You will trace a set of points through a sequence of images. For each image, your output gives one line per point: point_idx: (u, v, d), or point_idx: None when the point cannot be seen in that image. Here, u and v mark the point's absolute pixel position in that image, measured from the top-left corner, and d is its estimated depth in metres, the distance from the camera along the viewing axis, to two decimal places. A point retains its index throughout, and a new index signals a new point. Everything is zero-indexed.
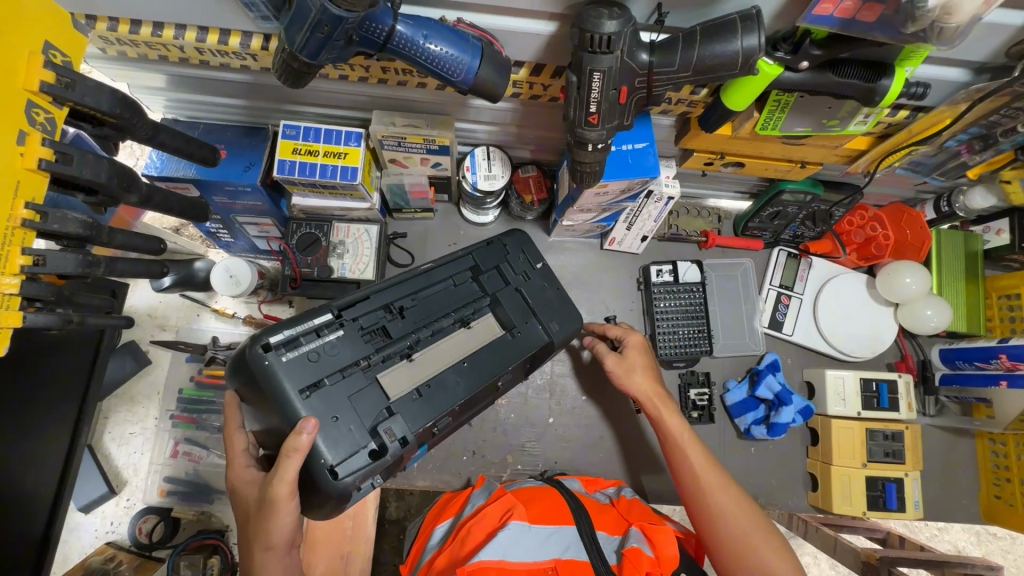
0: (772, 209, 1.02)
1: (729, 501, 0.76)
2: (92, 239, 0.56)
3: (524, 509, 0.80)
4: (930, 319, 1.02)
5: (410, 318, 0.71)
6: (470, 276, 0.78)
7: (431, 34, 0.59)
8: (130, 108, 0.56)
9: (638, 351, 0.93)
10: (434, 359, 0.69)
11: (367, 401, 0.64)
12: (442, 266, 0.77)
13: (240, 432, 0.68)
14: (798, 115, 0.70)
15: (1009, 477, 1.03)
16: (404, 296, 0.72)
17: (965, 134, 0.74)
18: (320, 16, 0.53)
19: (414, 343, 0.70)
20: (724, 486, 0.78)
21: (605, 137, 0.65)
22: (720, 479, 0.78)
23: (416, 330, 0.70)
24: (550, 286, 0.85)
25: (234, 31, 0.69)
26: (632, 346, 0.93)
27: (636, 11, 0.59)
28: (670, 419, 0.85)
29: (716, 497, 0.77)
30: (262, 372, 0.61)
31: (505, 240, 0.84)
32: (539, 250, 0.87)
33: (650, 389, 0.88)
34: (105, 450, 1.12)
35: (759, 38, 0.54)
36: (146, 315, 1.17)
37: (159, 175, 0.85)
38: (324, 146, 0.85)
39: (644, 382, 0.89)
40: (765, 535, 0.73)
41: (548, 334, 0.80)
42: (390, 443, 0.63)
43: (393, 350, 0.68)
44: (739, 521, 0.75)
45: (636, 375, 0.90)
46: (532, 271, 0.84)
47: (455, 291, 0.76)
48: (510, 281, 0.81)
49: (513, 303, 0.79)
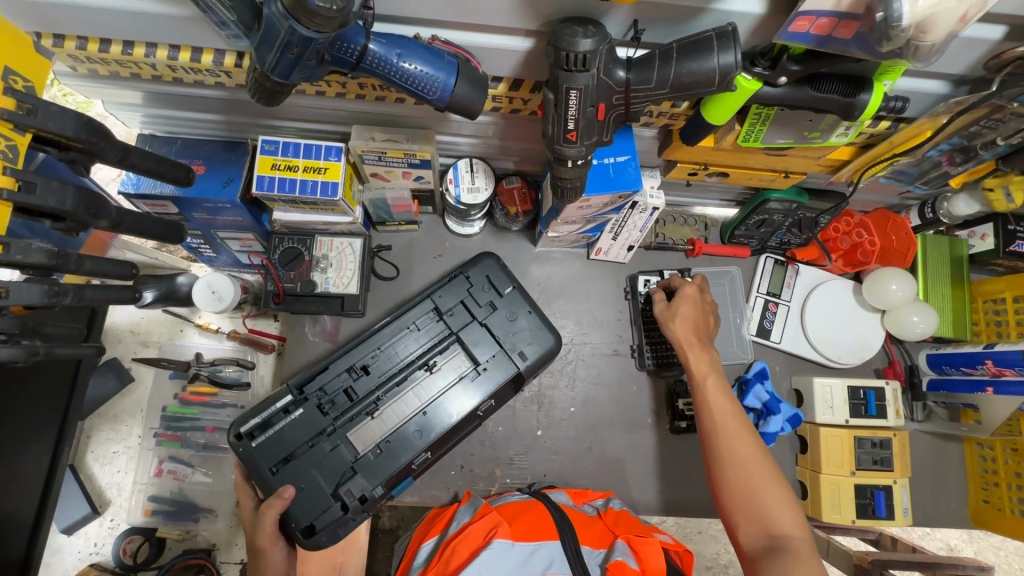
0: (757, 217, 1.02)
1: (745, 450, 0.78)
2: (59, 268, 0.54)
3: (507, 527, 0.79)
4: (917, 325, 1.02)
5: (368, 380, 0.88)
6: (433, 319, 0.92)
7: (405, 53, 0.58)
8: (95, 132, 0.55)
9: (689, 303, 0.95)
10: (389, 418, 0.85)
11: (334, 464, 0.83)
12: (398, 319, 0.90)
13: (245, 483, 0.85)
14: (780, 128, 0.70)
15: (997, 481, 1.03)
16: (363, 358, 0.88)
17: (947, 145, 0.74)
18: (288, 37, 0.52)
19: (375, 401, 0.87)
20: (742, 432, 0.79)
21: (585, 153, 0.64)
22: (741, 424, 0.81)
23: (375, 390, 0.87)
24: (524, 306, 0.95)
25: (206, 48, 0.68)
26: (684, 296, 0.95)
27: (612, 28, 0.58)
28: (699, 362, 0.87)
29: (731, 442, 0.79)
30: (244, 452, 0.83)
31: (467, 272, 0.95)
32: (511, 273, 0.97)
33: (686, 336, 0.91)
34: (88, 469, 1.11)
35: (735, 55, 0.54)
36: (128, 332, 1.15)
37: (136, 192, 0.83)
38: (304, 162, 0.84)
39: (681, 329, 0.92)
40: (773, 487, 0.75)
41: (517, 364, 0.91)
42: (351, 500, 0.82)
43: (356, 410, 0.86)
44: (750, 469, 0.76)
45: (676, 323, 0.93)
46: (499, 299, 0.94)
47: (414, 344, 0.90)
48: (475, 314, 0.93)
49: (477, 338, 0.92)
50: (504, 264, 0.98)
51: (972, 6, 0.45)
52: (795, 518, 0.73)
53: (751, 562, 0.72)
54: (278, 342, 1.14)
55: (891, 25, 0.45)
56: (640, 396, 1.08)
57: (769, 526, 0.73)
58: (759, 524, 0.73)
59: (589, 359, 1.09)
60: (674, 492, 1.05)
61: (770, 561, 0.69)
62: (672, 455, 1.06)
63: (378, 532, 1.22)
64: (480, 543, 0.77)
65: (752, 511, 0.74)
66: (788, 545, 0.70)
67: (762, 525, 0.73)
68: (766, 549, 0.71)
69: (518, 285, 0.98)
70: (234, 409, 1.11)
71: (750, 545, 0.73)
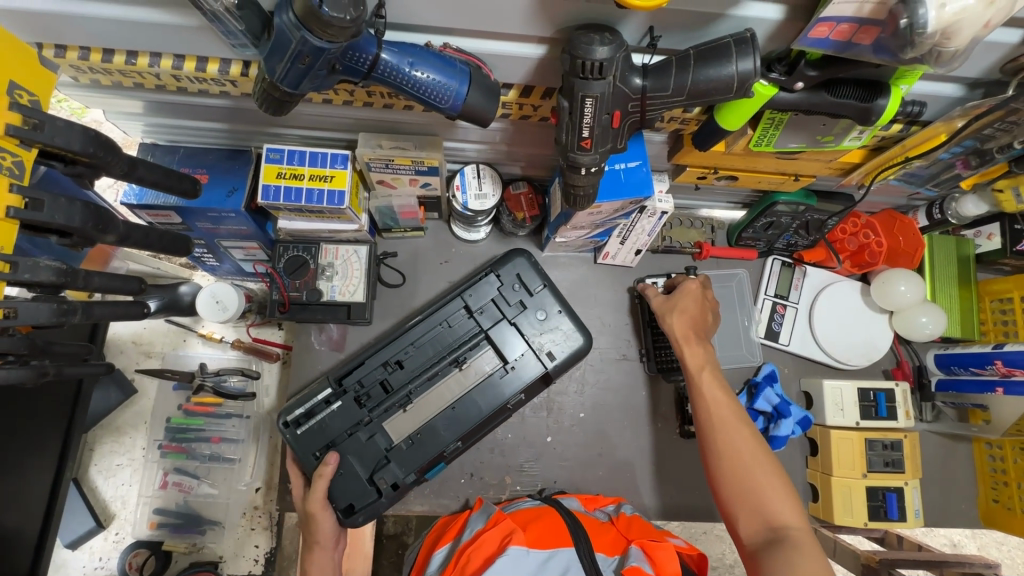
0: (765, 219, 1.01)
1: (742, 441, 0.77)
2: (67, 286, 0.53)
3: (522, 533, 0.79)
4: (926, 326, 1.02)
5: (402, 373, 0.91)
6: (465, 316, 0.93)
7: (417, 61, 0.57)
8: (103, 147, 0.53)
9: (690, 298, 0.94)
10: (421, 412, 0.89)
11: (370, 452, 0.88)
12: (432, 315, 0.93)
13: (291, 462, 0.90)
14: (793, 132, 0.69)
15: (1006, 480, 1.03)
16: (397, 352, 0.91)
17: (961, 148, 0.74)
18: (300, 48, 0.51)
19: (408, 394, 0.89)
20: (738, 423, 0.79)
21: (598, 161, 0.63)
22: (737, 415, 0.80)
23: (408, 384, 0.90)
24: (554, 305, 0.95)
25: (212, 57, 0.67)
26: (684, 290, 0.96)
27: (627, 34, 0.57)
28: (694, 356, 0.87)
29: (728, 433, 0.78)
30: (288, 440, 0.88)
31: (499, 270, 0.95)
32: (542, 272, 0.96)
33: (681, 329, 0.91)
34: (91, 482, 1.10)
35: (754, 61, 0.53)
36: (130, 342, 1.14)
37: (139, 204, 0.82)
38: (309, 170, 0.83)
39: (678, 323, 0.92)
40: (771, 478, 0.74)
41: (544, 365, 0.93)
42: (384, 487, 0.87)
43: (391, 403, 0.89)
44: (747, 460, 0.76)
45: (673, 317, 0.93)
46: (529, 298, 0.95)
47: (446, 338, 0.92)
48: (506, 313, 0.94)
49: (508, 336, 0.93)
50: (535, 262, 0.97)
51: (997, 13, 0.45)
52: (794, 509, 0.72)
53: (751, 555, 0.71)
54: (282, 350, 1.14)
55: (916, 31, 0.45)
56: (649, 400, 1.07)
57: (769, 518, 0.72)
58: (758, 516, 0.73)
59: (598, 364, 1.08)
60: (686, 497, 1.04)
61: (770, 555, 0.68)
62: (683, 460, 1.06)
63: (383, 537, 1.21)
64: (495, 549, 0.77)
65: (751, 503, 0.73)
66: (788, 536, 0.69)
67: (762, 517, 0.72)
68: (767, 541, 0.70)
69: (549, 283, 0.98)
70: (240, 419, 1.09)
71: (750, 538, 0.72)
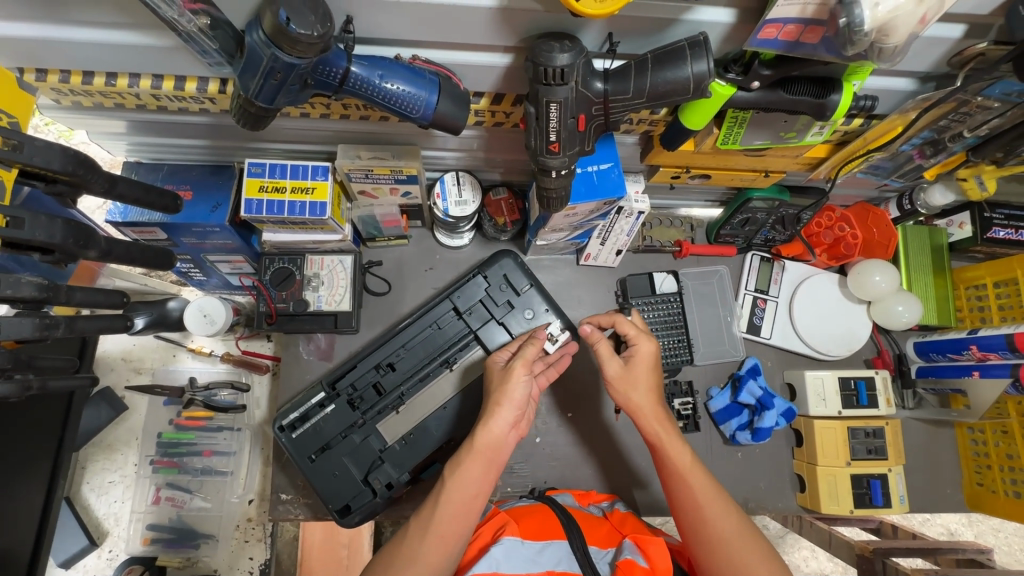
0: (742, 216, 1.03)
1: (731, 530, 0.73)
2: (50, 301, 0.54)
3: (516, 525, 0.79)
4: (902, 315, 1.04)
5: (394, 375, 0.92)
6: (454, 317, 0.95)
7: (387, 74, 0.59)
8: (83, 165, 0.55)
9: (643, 366, 0.85)
10: (415, 413, 0.90)
11: (364, 454, 0.89)
12: (422, 317, 0.94)
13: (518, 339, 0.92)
14: (757, 130, 0.71)
15: (989, 464, 1.05)
16: (389, 355, 0.93)
17: (918, 140, 0.76)
18: (272, 64, 0.53)
19: (401, 394, 0.91)
20: (727, 512, 0.74)
21: (567, 163, 0.65)
22: (722, 501, 0.76)
23: (401, 385, 0.91)
24: (541, 304, 0.96)
25: (190, 76, 0.69)
26: (639, 356, 0.86)
27: (588, 42, 0.59)
28: (670, 439, 0.80)
29: (717, 522, 0.74)
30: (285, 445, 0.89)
31: (486, 271, 0.97)
32: (528, 271, 0.98)
33: (650, 411, 0.82)
34: (83, 501, 1.10)
35: (708, 63, 0.55)
36: (120, 359, 1.15)
37: (124, 221, 0.84)
38: (291, 182, 0.84)
39: (644, 401, 0.83)
40: (766, 567, 0.70)
41: None
42: (379, 487, 0.88)
43: (384, 403, 0.90)
44: (740, 556, 0.71)
45: (636, 394, 0.84)
46: (516, 298, 0.96)
47: (438, 339, 0.94)
48: (494, 313, 0.95)
49: (497, 335, 0.94)
50: (521, 262, 0.98)
51: (930, 8, 0.47)
52: None
53: None
54: (272, 362, 1.15)
55: (854, 29, 0.48)
56: None
57: None
58: None
59: (583, 364, 1.09)
60: None
61: None
62: None
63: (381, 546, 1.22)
64: (488, 540, 0.78)
65: None
66: None
67: None
68: None
69: (535, 282, 0.99)
70: (231, 432, 1.11)
71: None
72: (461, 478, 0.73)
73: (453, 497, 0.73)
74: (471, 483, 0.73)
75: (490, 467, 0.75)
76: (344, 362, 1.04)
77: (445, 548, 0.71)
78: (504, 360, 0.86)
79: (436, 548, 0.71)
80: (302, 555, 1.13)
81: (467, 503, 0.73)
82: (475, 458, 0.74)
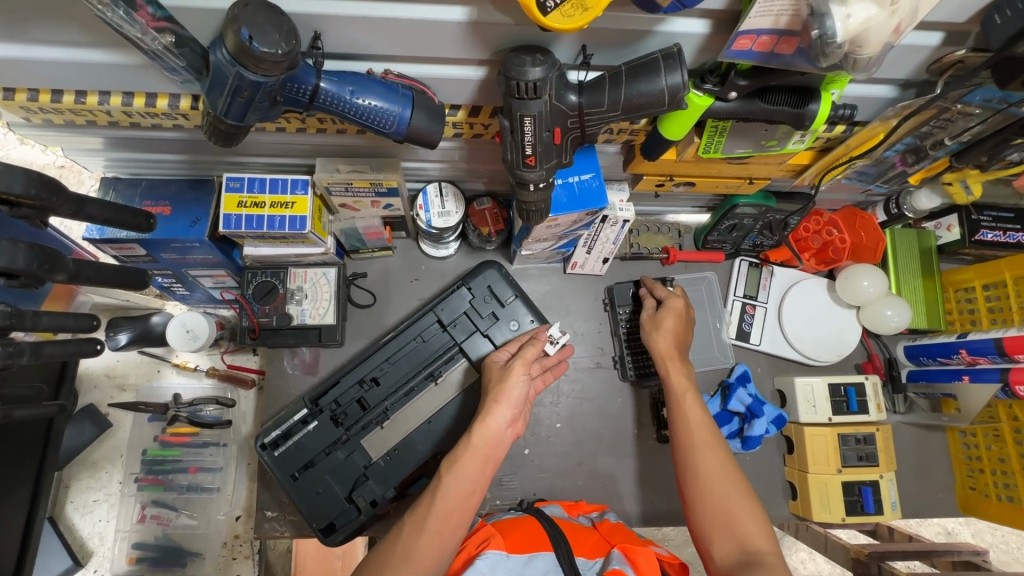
0: (728, 222, 1.02)
1: (715, 458, 0.78)
2: (14, 328, 0.53)
3: (502, 537, 0.78)
4: (892, 319, 1.03)
5: (378, 390, 0.91)
6: (439, 330, 0.94)
7: (359, 89, 0.58)
8: (47, 188, 0.54)
9: (672, 315, 0.96)
10: (399, 428, 0.89)
11: (348, 472, 0.88)
12: (408, 328, 0.93)
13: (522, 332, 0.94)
14: (737, 138, 0.70)
15: (982, 467, 1.04)
16: (374, 369, 0.92)
17: (902, 146, 0.76)
18: (238, 82, 0.52)
19: (385, 408, 0.90)
20: (715, 444, 0.79)
21: (545, 176, 0.64)
22: (715, 434, 0.81)
23: (384, 400, 0.90)
24: (526, 314, 0.95)
25: (161, 93, 0.68)
26: (670, 308, 0.96)
27: (561, 54, 0.58)
28: (676, 376, 0.89)
29: (703, 449, 0.79)
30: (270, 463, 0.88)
31: (470, 283, 0.96)
32: (513, 282, 0.97)
33: (667, 350, 0.92)
34: (67, 520, 1.08)
35: (682, 75, 0.55)
36: (103, 375, 1.13)
37: (101, 238, 0.83)
38: (270, 197, 0.83)
39: (662, 342, 0.93)
40: (743, 495, 0.74)
41: None
42: (363, 505, 0.87)
43: (369, 418, 0.89)
44: (719, 482, 0.76)
45: (659, 335, 0.94)
46: (501, 310, 0.95)
47: (423, 352, 0.93)
48: (479, 324, 0.94)
49: (482, 347, 0.93)
50: (506, 273, 0.97)
51: (903, 18, 0.47)
52: (765, 531, 0.71)
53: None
54: (257, 376, 1.13)
55: (827, 41, 0.47)
56: (625, 408, 1.08)
57: (739, 539, 0.71)
58: (730, 537, 0.71)
59: (572, 374, 1.08)
60: (664, 501, 1.05)
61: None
62: (660, 465, 1.06)
63: None
64: (474, 551, 0.76)
65: (716, 515, 0.74)
66: (757, 558, 0.68)
67: (735, 538, 0.71)
68: (735, 561, 0.69)
69: (520, 293, 0.98)
70: (217, 448, 1.10)
71: (722, 558, 0.71)
72: (458, 473, 0.74)
73: (449, 492, 0.73)
74: (467, 480, 0.74)
75: (486, 464, 0.76)
76: (329, 376, 1.03)
77: (439, 544, 0.71)
78: (501, 362, 0.87)
79: (432, 545, 0.70)
80: (296, 567, 1.13)
81: (462, 499, 0.73)
82: (473, 455, 0.75)
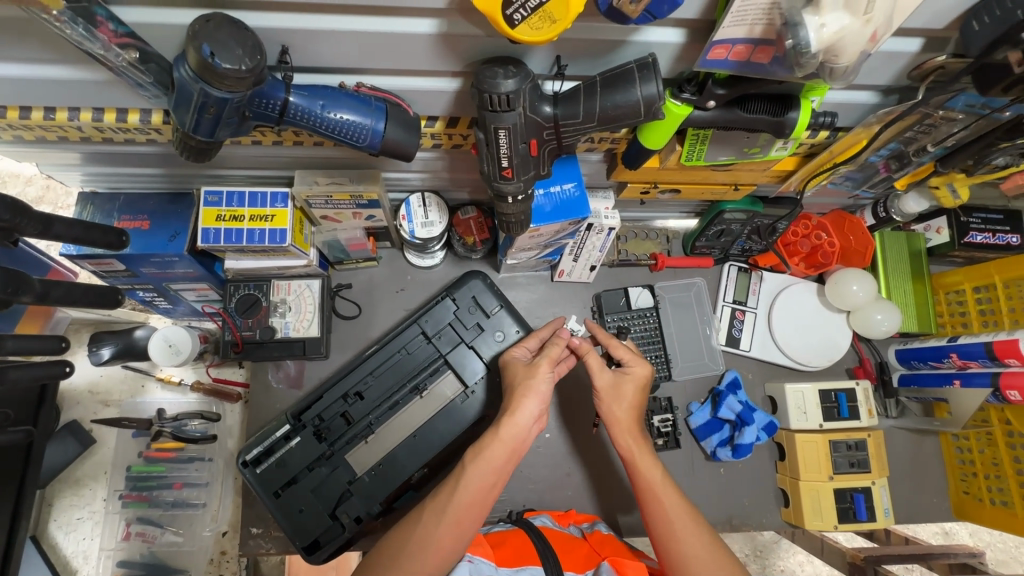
0: (716, 227, 1.01)
1: (697, 547, 0.72)
2: None
3: (489, 550, 0.76)
4: (882, 323, 1.03)
5: (362, 405, 0.89)
6: (424, 341, 0.93)
7: (330, 104, 0.57)
8: (12, 209, 0.53)
9: (632, 384, 0.84)
10: (385, 442, 0.88)
11: (330, 490, 0.87)
12: (393, 340, 0.92)
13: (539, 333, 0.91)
14: (720, 146, 0.70)
15: (975, 471, 1.03)
16: (358, 383, 0.90)
17: (886, 151, 0.75)
18: (203, 98, 0.51)
19: (369, 423, 0.88)
20: (696, 528, 0.74)
21: (523, 188, 0.63)
22: (693, 518, 0.75)
23: (368, 413, 0.89)
24: (511, 324, 0.94)
25: (131, 108, 0.66)
26: (632, 376, 0.85)
27: (535, 65, 0.58)
28: (642, 458, 0.79)
29: (685, 538, 0.73)
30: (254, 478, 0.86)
31: (455, 294, 0.95)
32: (498, 291, 0.96)
33: (626, 423, 0.82)
34: (50, 539, 1.07)
35: (657, 86, 0.54)
36: (87, 391, 1.12)
37: (77, 254, 0.81)
38: (249, 211, 0.82)
39: (623, 414, 0.83)
40: None
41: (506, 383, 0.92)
42: (347, 521, 0.85)
43: (354, 431, 0.88)
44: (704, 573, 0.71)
45: (618, 408, 0.83)
46: (486, 321, 0.94)
47: (408, 365, 0.92)
48: (464, 335, 0.93)
49: (467, 358, 0.92)
50: (490, 283, 0.96)
51: (878, 26, 0.45)
52: None
53: None
54: (243, 389, 1.12)
55: (801, 51, 0.46)
56: None
57: None
58: None
59: (560, 382, 1.07)
60: None
61: None
62: None
63: None
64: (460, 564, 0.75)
65: None
66: None
67: None
68: None
69: (506, 303, 0.97)
70: (203, 462, 1.08)
71: None
72: (481, 463, 0.75)
73: (472, 482, 0.74)
74: (491, 470, 0.75)
75: (512, 457, 0.77)
76: (314, 389, 1.02)
77: (458, 533, 0.73)
78: (523, 358, 0.87)
79: (450, 533, 0.72)
80: None
81: (482, 492, 0.75)
82: (499, 446, 0.76)
